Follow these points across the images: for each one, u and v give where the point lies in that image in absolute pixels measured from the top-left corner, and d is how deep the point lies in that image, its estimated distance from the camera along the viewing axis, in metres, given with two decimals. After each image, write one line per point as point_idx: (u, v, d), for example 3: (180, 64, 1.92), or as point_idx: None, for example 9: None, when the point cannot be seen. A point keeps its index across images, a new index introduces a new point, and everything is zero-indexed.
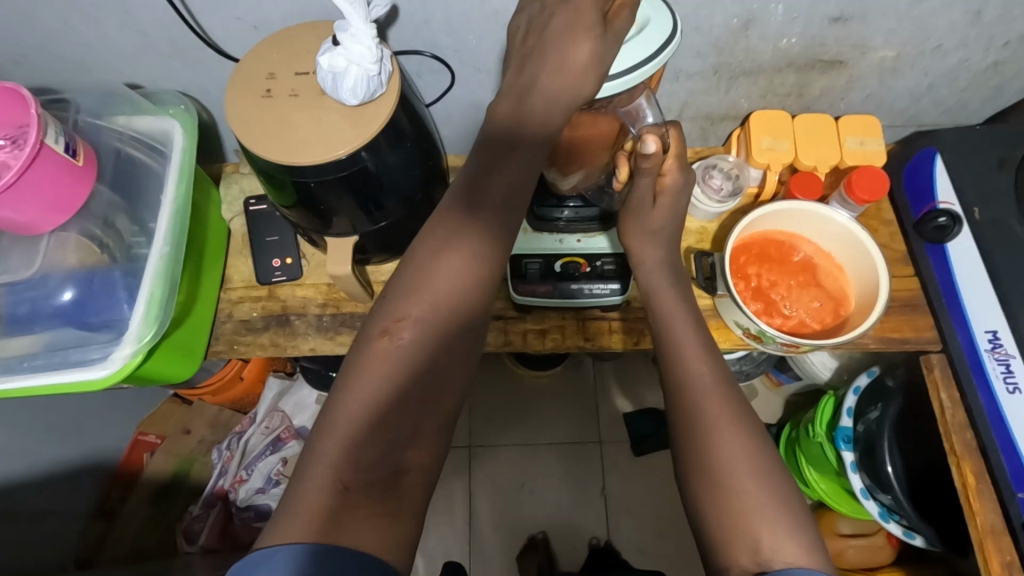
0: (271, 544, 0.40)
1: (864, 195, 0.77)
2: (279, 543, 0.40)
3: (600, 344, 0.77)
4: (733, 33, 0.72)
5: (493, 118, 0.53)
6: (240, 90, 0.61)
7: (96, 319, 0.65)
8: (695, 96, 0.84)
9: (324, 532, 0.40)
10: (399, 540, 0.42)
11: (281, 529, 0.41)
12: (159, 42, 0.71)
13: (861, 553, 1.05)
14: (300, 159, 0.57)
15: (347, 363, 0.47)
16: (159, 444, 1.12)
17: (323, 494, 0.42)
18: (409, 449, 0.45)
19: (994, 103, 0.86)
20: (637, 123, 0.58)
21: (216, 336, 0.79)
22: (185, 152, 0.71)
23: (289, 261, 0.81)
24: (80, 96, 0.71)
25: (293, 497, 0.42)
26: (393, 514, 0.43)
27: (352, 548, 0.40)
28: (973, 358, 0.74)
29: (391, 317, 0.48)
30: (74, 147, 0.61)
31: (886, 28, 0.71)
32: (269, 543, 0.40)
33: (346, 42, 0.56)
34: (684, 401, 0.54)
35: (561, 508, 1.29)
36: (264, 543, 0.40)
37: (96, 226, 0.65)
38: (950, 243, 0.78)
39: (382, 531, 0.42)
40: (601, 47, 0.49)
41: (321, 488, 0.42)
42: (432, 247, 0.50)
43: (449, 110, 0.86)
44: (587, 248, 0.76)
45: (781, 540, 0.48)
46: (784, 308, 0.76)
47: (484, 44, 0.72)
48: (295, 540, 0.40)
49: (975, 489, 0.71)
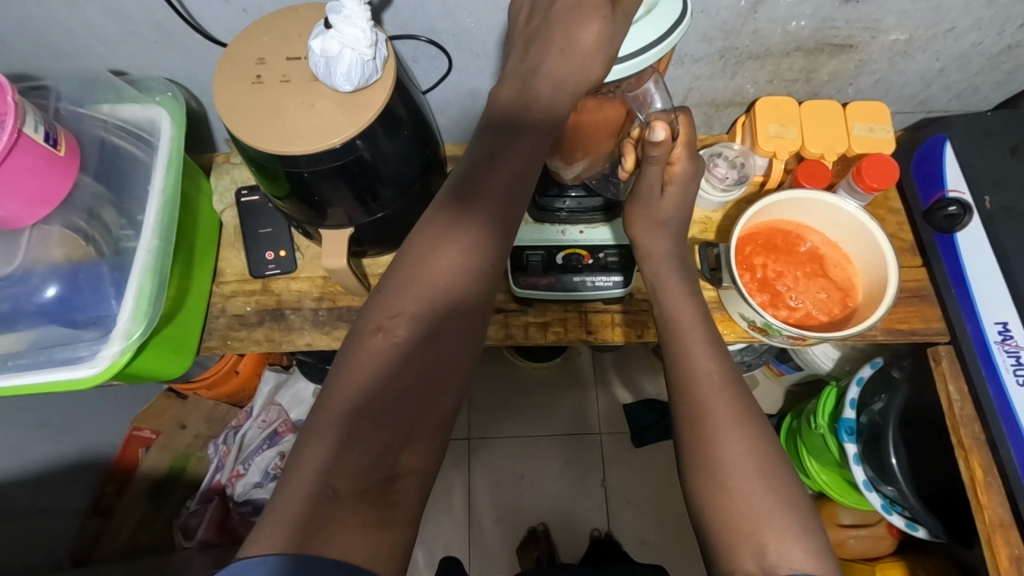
0: (254, 554, 0.37)
1: (872, 183, 0.75)
2: (261, 554, 0.37)
3: (603, 337, 0.75)
4: (740, 16, 0.69)
5: (495, 102, 0.51)
6: (229, 75, 0.58)
7: (82, 316, 0.62)
8: (700, 82, 0.82)
9: (308, 541, 0.38)
10: (393, 548, 0.40)
11: (266, 538, 0.38)
12: (144, 26, 0.68)
13: (862, 543, 1.04)
14: (292, 147, 0.55)
15: (339, 360, 0.45)
16: (154, 440, 1.10)
17: (311, 501, 0.39)
18: (404, 453, 0.43)
19: (1005, 88, 0.84)
20: (645, 108, 0.57)
21: (208, 331, 0.77)
22: (173, 142, 0.68)
23: (282, 254, 0.79)
24: (61, 83, 0.68)
25: (278, 504, 0.40)
26: (384, 520, 0.41)
27: (341, 561, 0.37)
28: (982, 351, 0.72)
29: (385, 312, 0.46)
30: (54, 136, 0.58)
31: (898, 9, 0.69)
32: (252, 553, 0.38)
33: (339, 25, 0.53)
34: (690, 398, 0.53)
35: (561, 499, 1.28)
36: (246, 554, 0.38)
37: (80, 218, 0.62)
38: (959, 234, 0.76)
39: (374, 543, 0.39)
40: (609, 29, 0.48)
41: (310, 494, 0.40)
42: (430, 239, 0.48)
43: (447, 96, 0.84)
44: (590, 239, 0.74)
45: (788, 545, 0.46)
46: (790, 299, 0.74)
47: (482, 27, 0.70)
48: (276, 551, 0.37)
49: (983, 482, 0.69)
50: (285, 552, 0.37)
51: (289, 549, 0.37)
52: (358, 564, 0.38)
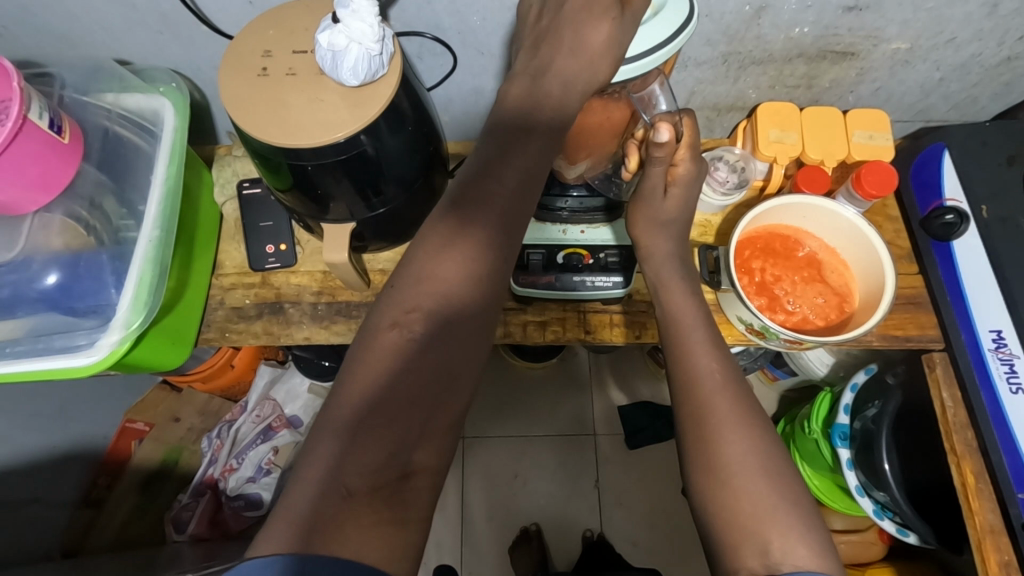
0: (262, 553, 0.37)
1: (871, 189, 0.76)
2: (269, 552, 0.37)
3: (601, 337, 0.76)
4: (745, 21, 0.70)
5: (505, 101, 0.51)
6: (234, 68, 0.58)
7: (82, 305, 0.62)
8: (703, 85, 0.82)
9: (316, 541, 0.37)
10: (407, 549, 0.40)
11: (274, 538, 0.38)
12: (149, 16, 0.68)
13: (852, 549, 1.04)
14: (295, 141, 0.55)
15: (351, 354, 0.45)
16: (147, 432, 1.10)
17: (321, 500, 0.39)
18: (417, 450, 0.43)
19: (1003, 100, 0.85)
20: (649, 109, 0.57)
21: (206, 323, 0.77)
22: (176, 133, 0.68)
23: (283, 247, 0.79)
24: (65, 71, 0.68)
25: (288, 502, 0.40)
26: (397, 519, 0.41)
27: (353, 561, 0.37)
28: (976, 358, 0.73)
29: (399, 307, 0.46)
30: (59, 124, 0.58)
31: (901, 19, 0.70)
32: (260, 553, 0.37)
33: (346, 20, 0.53)
34: (693, 399, 0.53)
35: (554, 499, 1.28)
36: (255, 553, 0.37)
37: (82, 206, 0.62)
38: (955, 242, 0.77)
39: (386, 541, 0.39)
40: (619, 29, 0.48)
41: (321, 493, 0.40)
42: (442, 236, 0.48)
43: (451, 94, 0.84)
44: (591, 239, 0.74)
45: (792, 542, 0.47)
46: (787, 304, 0.75)
47: (488, 26, 0.70)
48: (283, 551, 0.37)
49: (974, 488, 0.70)
50: (293, 552, 0.37)
51: (297, 549, 0.37)
52: (370, 565, 0.38)
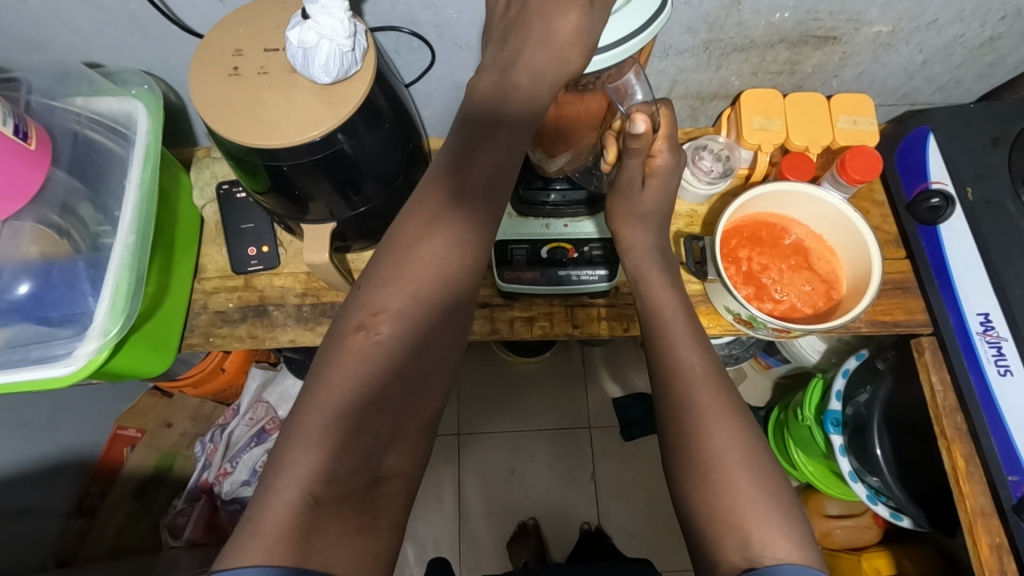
0: (236, 565, 0.37)
1: (856, 175, 0.75)
2: (243, 564, 0.37)
3: (589, 331, 0.75)
4: (725, 7, 0.69)
5: (475, 94, 0.50)
6: (205, 66, 0.57)
7: (57, 314, 0.61)
8: (685, 74, 0.81)
9: (289, 552, 0.37)
10: (380, 556, 0.41)
11: (248, 550, 0.37)
12: (118, 17, 0.67)
13: (849, 533, 1.04)
14: (271, 142, 0.54)
15: (320, 359, 0.44)
16: (139, 438, 1.08)
17: (294, 508, 0.39)
18: (388, 455, 0.43)
19: (988, 81, 0.85)
20: (626, 100, 0.57)
21: (190, 328, 0.76)
22: (151, 135, 0.67)
23: (265, 249, 0.78)
24: (32, 76, 0.67)
25: (260, 513, 0.39)
26: (368, 528, 0.41)
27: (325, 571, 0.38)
28: (964, 341, 0.73)
29: (367, 310, 0.45)
30: (24, 130, 0.57)
31: (881, 1, 0.69)
32: (234, 563, 0.37)
33: (316, 16, 0.52)
34: (673, 391, 0.52)
35: (551, 493, 1.28)
36: (228, 565, 0.37)
37: (54, 213, 0.61)
38: (942, 225, 0.76)
39: (359, 549, 0.40)
40: (588, 18, 0.46)
41: (293, 501, 0.39)
42: (413, 233, 0.47)
43: (431, 89, 0.83)
44: (574, 233, 0.74)
45: (772, 535, 0.47)
46: (775, 292, 0.74)
47: (464, 19, 0.69)
48: (257, 562, 0.37)
49: (965, 472, 0.70)
50: (269, 562, 0.37)
51: (269, 560, 0.37)
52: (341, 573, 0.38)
